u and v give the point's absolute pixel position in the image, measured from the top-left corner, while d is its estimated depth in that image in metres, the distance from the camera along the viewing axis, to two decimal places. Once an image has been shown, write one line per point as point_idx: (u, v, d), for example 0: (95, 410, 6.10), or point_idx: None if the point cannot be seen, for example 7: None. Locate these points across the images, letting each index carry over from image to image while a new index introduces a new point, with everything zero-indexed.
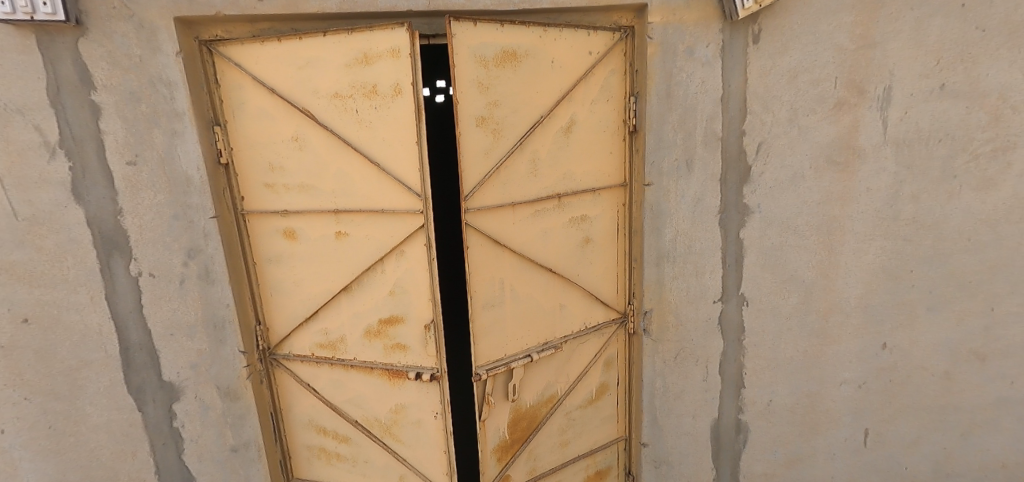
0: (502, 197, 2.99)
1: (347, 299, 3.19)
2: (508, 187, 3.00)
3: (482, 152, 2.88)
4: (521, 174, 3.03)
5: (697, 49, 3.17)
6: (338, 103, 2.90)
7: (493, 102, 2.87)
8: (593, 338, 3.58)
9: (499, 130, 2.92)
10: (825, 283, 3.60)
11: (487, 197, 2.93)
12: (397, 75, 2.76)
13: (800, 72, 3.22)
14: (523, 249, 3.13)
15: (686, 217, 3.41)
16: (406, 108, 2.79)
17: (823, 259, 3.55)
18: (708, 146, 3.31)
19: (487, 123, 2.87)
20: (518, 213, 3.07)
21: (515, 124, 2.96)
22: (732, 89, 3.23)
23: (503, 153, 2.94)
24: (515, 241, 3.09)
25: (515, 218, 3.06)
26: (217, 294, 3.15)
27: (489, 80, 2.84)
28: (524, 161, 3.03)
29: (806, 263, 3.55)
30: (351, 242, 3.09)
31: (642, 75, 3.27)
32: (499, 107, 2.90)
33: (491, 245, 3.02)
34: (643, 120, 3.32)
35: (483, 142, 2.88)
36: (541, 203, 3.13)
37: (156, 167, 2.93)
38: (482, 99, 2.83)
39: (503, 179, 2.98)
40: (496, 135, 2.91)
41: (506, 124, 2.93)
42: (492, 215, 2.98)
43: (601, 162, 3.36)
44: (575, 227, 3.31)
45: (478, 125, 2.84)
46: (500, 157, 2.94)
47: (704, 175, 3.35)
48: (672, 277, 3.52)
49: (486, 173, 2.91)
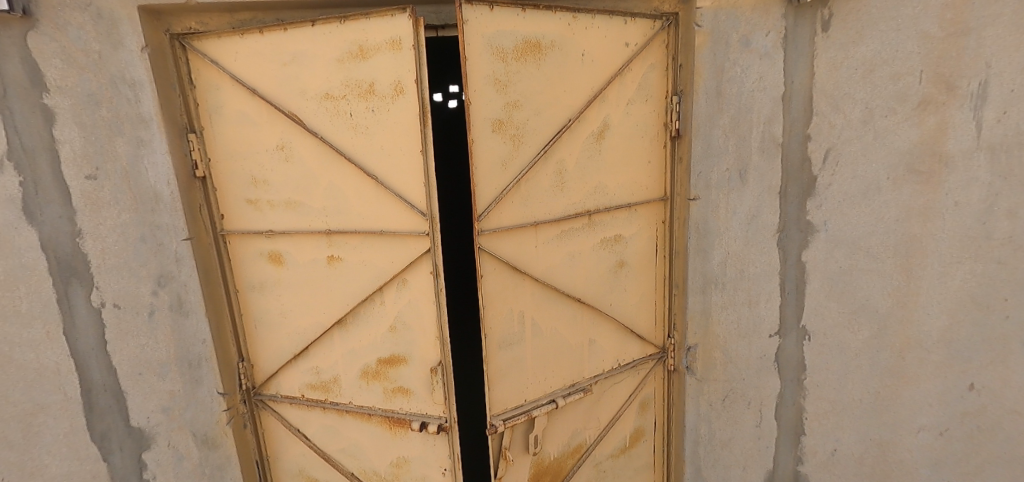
0: (523, 217, 2.49)
1: (341, 334, 2.74)
2: (530, 203, 2.51)
3: (500, 163, 2.39)
4: (545, 188, 2.54)
5: (754, 39, 2.68)
6: (328, 105, 2.44)
7: (513, 103, 2.38)
8: (628, 377, 3.07)
9: (520, 136, 2.42)
10: (902, 314, 2.97)
11: (506, 217, 2.45)
12: (397, 71, 2.31)
13: (879, 64, 2.69)
14: (546, 276, 2.63)
15: (737, 237, 2.90)
16: (409, 111, 2.33)
17: (900, 285, 2.94)
18: (766, 154, 2.80)
19: (506, 128, 2.38)
20: (541, 234, 2.57)
21: (538, 129, 2.46)
22: (795, 87, 2.75)
23: (524, 163, 2.45)
24: (538, 267, 2.60)
25: (538, 242, 2.57)
26: (192, 328, 2.73)
27: (509, 76, 2.35)
28: (550, 173, 2.54)
29: (880, 291, 2.96)
30: (345, 268, 2.63)
31: (687, 70, 2.77)
32: (520, 109, 2.40)
33: (510, 273, 2.53)
34: (687, 123, 2.82)
35: (501, 152, 2.39)
36: (569, 222, 2.64)
37: (120, 182, 2.51)
38: (500, 100, 2.34)
39: (525, 195, 2.48)
40: (515, 142, 2.42)
41: (528, 129, 2.44)
42: (511, 238, 2.49)
43: (639, 173, 2.84)
44: (607, 249, 2.81)
45: (494, 130, 2.35)
46: (522, 169, 2.45)
47: (761, 188, 2.84)
48: (721, 307, 3.00)
49: (504, 187, 2.41)
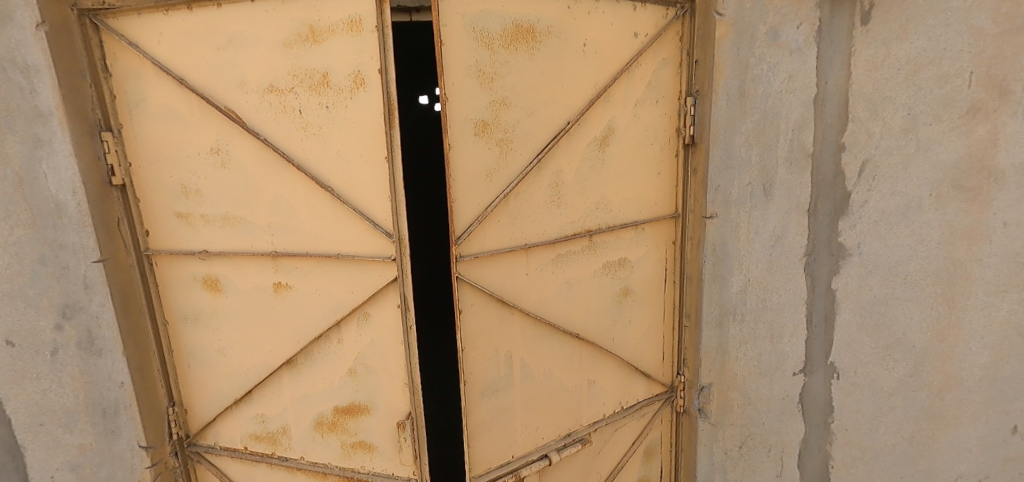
0: (511, 240, 2.05)
1: (290, 376, 2.27)
2: (521, 222, 2.07)
3: (484, 173, 1.95)
4: (539, 204, 2.10)
5: (784, 31, 2.25)
6: (274, 99, 1.99)
7: (501, 101, 1.94)
8: (632, 422, 2.64)
9: (509, 141, 1.98)
10: (942, 352, 2.32)
11: (491, 239, 2.01)
12: (357, 59, 1.88)
13: (925, 63, 2.11)
14: (539, 309, 2.20)
15: (760, 261, 2.49)
16: (372, 109, 1.91)
17: (941, 317, 2.29)
18: (793, 166, 2.36)
19: (491, 130, 1.94)
20: (534, 259, 2.14)
21: (531, 133, 2.03)
22: (829, 89, 2.25)
23: (514, 174, 2.01)
24: (530, 299, 2.16)
25: (530, 269, 2.13)
26: (108, 368, 2.23)
27: (496, 68, 1.91)
28: (545, 185, 2.10)
29: (918, 325, 2.33)
30: (294, 299, 2.17)
31: (706, 66, 2.39)
32: (510, 108, 1.96)
33: (496, 306, 2.09)
34: (703, 130, 2.45)
35: (486, 160, 1.94)
36: (566, 245, 2.21)
37: (13, 192, 1.99)
38: (484, 96, 1.90)
39: (514, 212, 2.04)
40: (503, 148, 1.98)
41: (519, 132, 2.00)
42: (497, 264, 2.05)
43: (647, 186, 2.42)
44: (610, 275, 2.38)
45: (477, 133, 1.91)
46: (510, 180, 2.00)
47: (788, 205, 2.40)
48: (739, 342, 2.60)
49: (490, 203, 1.97)
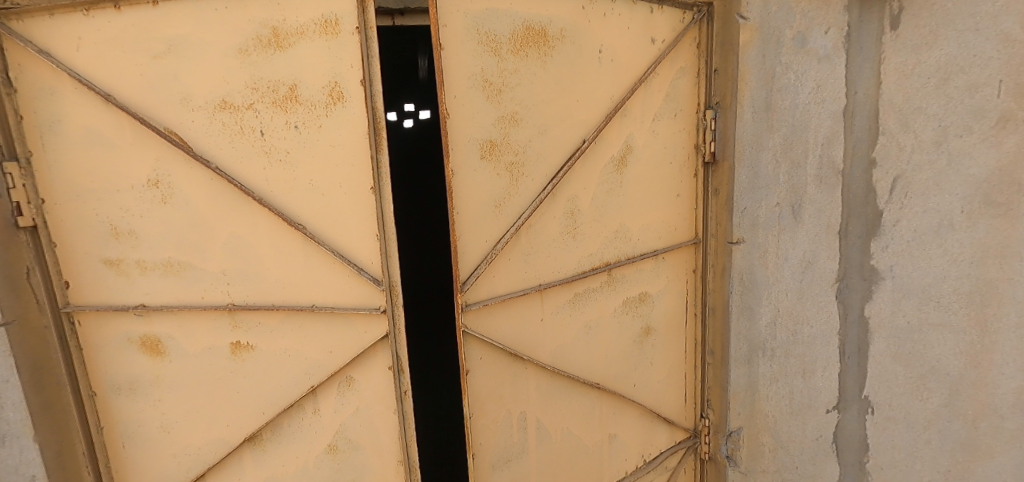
0: (523, 280, 1.75)
1: (254, 454, 1.85)
2: (534, 259, 1.77)
3: (493, 204, 1.66)
4: (553, 237, 1.80)
5: (812, 37, 1.94)
6: (226, 118, 1.59)
7: (510, 118, 1.65)
8: (656, 476, 2.32)
9: (519, 165, 1.69)
10: (961, 386, 1.88)
11: (501, 281, 1.70)
12: (334, 68, 1.54)
13: (956, 71, 1.72)
14: (555, 359, 1.88)
15: (789, 288, 2.15)
16: (353, 129, 1.56)
17: (971, 352, 1.85)
18: (823, 184, 2.01)
19: (499, 152, 1.64)
20: (548, 302, 1.83)
21: (544, 154, 1.74)
22: (860, 100, 1.90)
23: (526, 204, 1.71)
24: (545, 348, 1.85)
25: (545, 313, 1.83)
26: (13, 458, 1.72)
27: (504, 77, 1.62)
28: (560, 215, 1.81)
29: (1004, 360, 1.79)
30: (259, 362, 1.76)
31: (728, 75, 2.14)
32: (521, 125, 1.67)
33: (507, 362, 1.77)
34: (726, 146, 2.20)
35: (494, 188, 1.65)
36: (584, 282, 1.91)
37: None
38: (491, 112, 1.61)
39: (526, 247, 1.74)
40: (513, 173, 1.69)
41: (530, 153, 1.70)
42: (508, 311, 1.73)
43: (668, 210, 2.14)
44: (630, 313, 2.08)
45: (483, 157, 1.62)
46: (521, 212, 1.70)
47: (818, 228, 2.05)
48: (769, 380, 2.26)
49: (500, 240, 1.67)
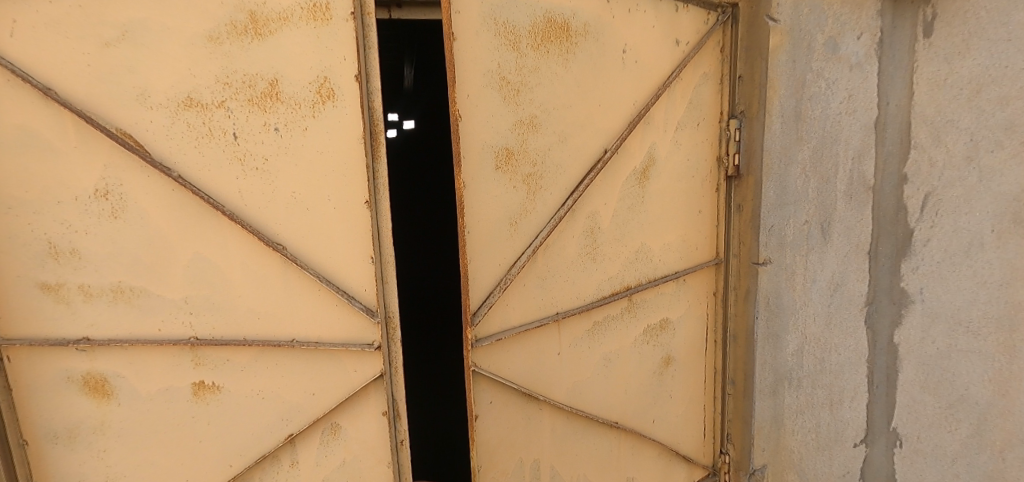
0: (539, 306, 1.63)
1: None
2: (551, 283, 1.64)
3: (507, 220, 1.54)
4: (571, 259, 1.67)
5: (844, 42, 1.76)
6: (192, 118, 1.32)
7: (528, 122, 1.53)
8: None
9: (537, 176, 1.57)
10: (992, 417, 1.71)
11: (515, 312, 1.58)
12: (322, 60, 1.31)
13: (988, 81, 1.57)
14: (574, 402, 1.74)
15: (818, 313, 1.94)
16: (344, 133, 1.33)
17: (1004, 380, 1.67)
18: (853, 201, 1.82)
19: (515, 162, 1.53)
20: (566, 334, 1.70)
21: (563, 165, 1.61)
22: (892, 112, 1.73)
23: (543, 220, 1.60)
24: (561, 385, 1.71)
25: (562, 348, 1.69)
26: None
27: (523, 76, 1.51)
28: (580, 235, 1.68)
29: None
30: (228, 406, 1.49)
31: (754, 82, 1.93)
32: (539, 132, 1.56)
33: (522, 402, 1.63)
34: (752, 158, 1.97)
35: (509, 203, 1.54)
36: (604, 314, 1.77)
37: None
38: (508, 115, 1.50)
39: (542, 272, 1.62)
40: (530, 185, 1.57)
41: (548, 164, 1.59)
42: (522, 347, 1.61)
43: (690, 227, 1.96)
44: (651, 342, 1.91)
45: (498, 167, 1.50)
46: (536, 231, 1.58)
47: (847, 248, 1.86)
48: (796, 413, 2.04)
49: (515, 259, 1.56)
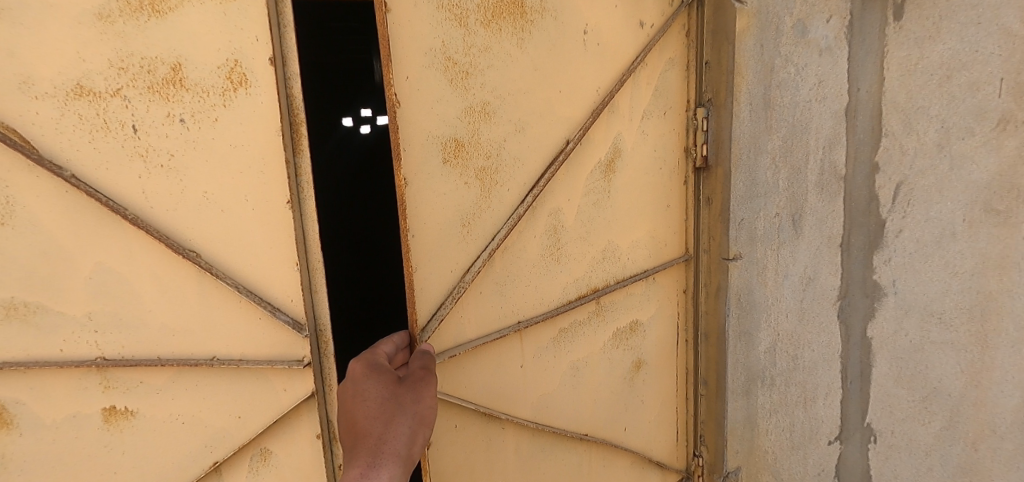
0: (496, 315, 1.51)
1: None
2: (512, 291, 1.54)
3: (461, 221, 1.41)
4: (533, 262, 1.57)
5: (813, 25, 1.65)
6: (84, 108, 1.14)
7: (479, 110, 1.41)
8: None
9: (492, 170, 1.45)
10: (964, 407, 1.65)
11: (471, 324, 1.47)
12: (233, 41, 1.16)
13: (959, 68, 1.48)
14: (541, 417, 1.68)
15: (789, 310, 1.83)
16: (260, 124, 1.19)
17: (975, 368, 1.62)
18: (824, 191, 1.71)
19: (467, 154, 1.40)
20: (530, 345, 1.62)
21: (522, 157, 1.49)
22: (863, 99, 1.62)
23: (503, 220, 1.48)
24: (527, 402, 1.63)
25: (524, 360, 1.61)
26: None
27: (472, 56, 1.39)
28: (544, 236, 1.57)
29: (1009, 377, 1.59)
30: (147, 431, 1.34)
31: (722, 68, 1.78)
32: (493, 120, 1.44)
33: (480, 425, 1.55)
34: (720, 149, 1.83)
35: (462, 201, 1.41)
36: (572, 323, 1.69)
37: None
38: (457, 101, 1.38)
39: (501, 278, 1.51)
40: (485, 181, 1.45)
41: (505, 157, 1.46)
42: (478, 361, 1.51)
43: (657, 222, 1.86)
44: (620, 346, 1.84)
45: (448, 160, 1.38)
46: (495, 231, 1.47)
47: (818, 241, 1.75)
48: (767, 412, 1.94)
49: (472, 264, 1.44)
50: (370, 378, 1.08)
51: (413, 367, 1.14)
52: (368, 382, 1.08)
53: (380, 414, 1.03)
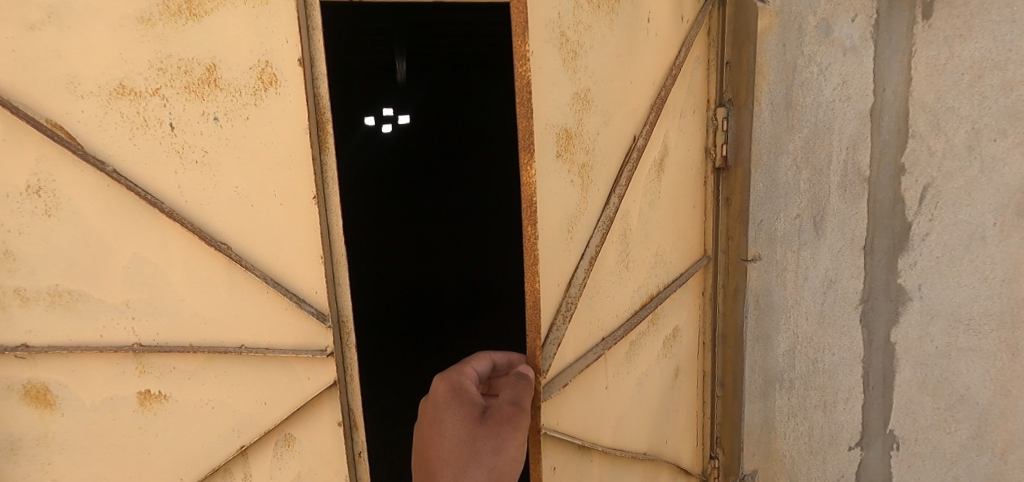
0: (585, 326, 1.47)
1: None
2: (598, 302, 1.51)
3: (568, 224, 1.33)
4: (610, 270, 1.56)
5: (836, 24, 1.63)
6: (125, 107, 1.21)
7: (584, 101, 1.35)
8: None
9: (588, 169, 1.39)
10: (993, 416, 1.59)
11: (570, 347, 1.40)
12: (264, 42, 1.21)
13: (991, 66, 1.44)
14: (619, 445, 1.67)
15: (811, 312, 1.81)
16: (288, 122, 1.24)
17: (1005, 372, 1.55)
18: (847, 192, 1.68)
19: (573, 147, 1.32)
20: (611, 363, 1.61)
21: (606, 155, 1.48)
22: (888, 99, 1.59)
23: (591, 222, 1.44)
24: (608, 427, 1.61)
25: (605, 382, 1.59)
26: None
27: (579, 36, 1.31)
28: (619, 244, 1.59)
29: None
30: (179, 416, 1.40)
31: (742, 68, 1.79)
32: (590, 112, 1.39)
33: (577, 456, 1.51)
34: (740, 149, 1.84)
35: (568, 202, 1.32)
36: (636, 336, 1.72)
37: None
38: (568, 87, 1.29)
39: (591, 289, 1.47)
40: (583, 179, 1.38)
41: (597, 154, 1.43)
42: (575, 390, 1.45)
43: (682, 223, 1.86)
44: (666, 354, 1.88)
45: (559, 154, 1.28)
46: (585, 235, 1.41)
47: (841, 242, 1.72)
48: (787, 416, 1.93)
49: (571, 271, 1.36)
50: (450, 409, 1.03)
51: (502, 402, 1.03)
52: (449, 413, 1.03)
53: (455, 455, 1.00)
